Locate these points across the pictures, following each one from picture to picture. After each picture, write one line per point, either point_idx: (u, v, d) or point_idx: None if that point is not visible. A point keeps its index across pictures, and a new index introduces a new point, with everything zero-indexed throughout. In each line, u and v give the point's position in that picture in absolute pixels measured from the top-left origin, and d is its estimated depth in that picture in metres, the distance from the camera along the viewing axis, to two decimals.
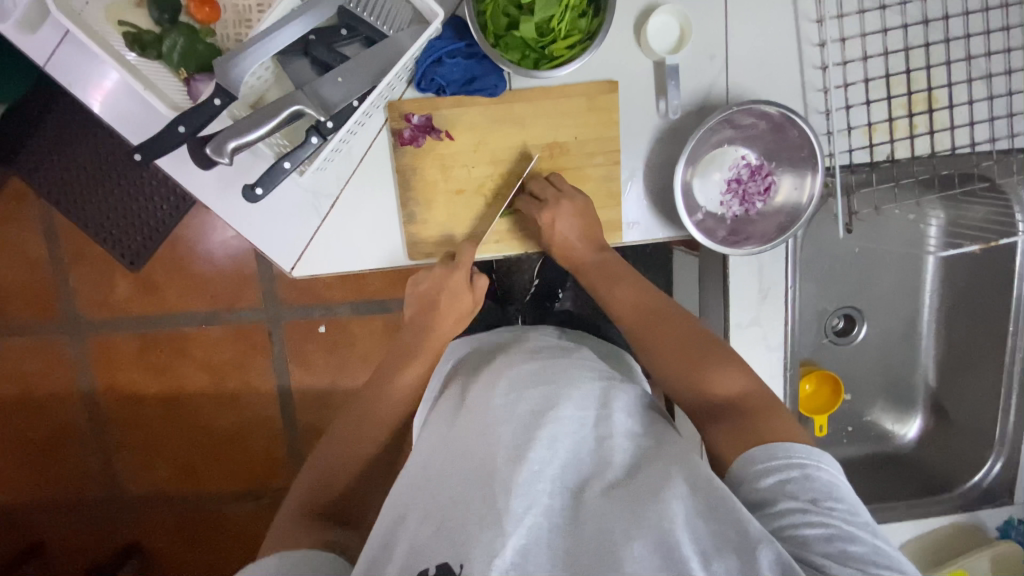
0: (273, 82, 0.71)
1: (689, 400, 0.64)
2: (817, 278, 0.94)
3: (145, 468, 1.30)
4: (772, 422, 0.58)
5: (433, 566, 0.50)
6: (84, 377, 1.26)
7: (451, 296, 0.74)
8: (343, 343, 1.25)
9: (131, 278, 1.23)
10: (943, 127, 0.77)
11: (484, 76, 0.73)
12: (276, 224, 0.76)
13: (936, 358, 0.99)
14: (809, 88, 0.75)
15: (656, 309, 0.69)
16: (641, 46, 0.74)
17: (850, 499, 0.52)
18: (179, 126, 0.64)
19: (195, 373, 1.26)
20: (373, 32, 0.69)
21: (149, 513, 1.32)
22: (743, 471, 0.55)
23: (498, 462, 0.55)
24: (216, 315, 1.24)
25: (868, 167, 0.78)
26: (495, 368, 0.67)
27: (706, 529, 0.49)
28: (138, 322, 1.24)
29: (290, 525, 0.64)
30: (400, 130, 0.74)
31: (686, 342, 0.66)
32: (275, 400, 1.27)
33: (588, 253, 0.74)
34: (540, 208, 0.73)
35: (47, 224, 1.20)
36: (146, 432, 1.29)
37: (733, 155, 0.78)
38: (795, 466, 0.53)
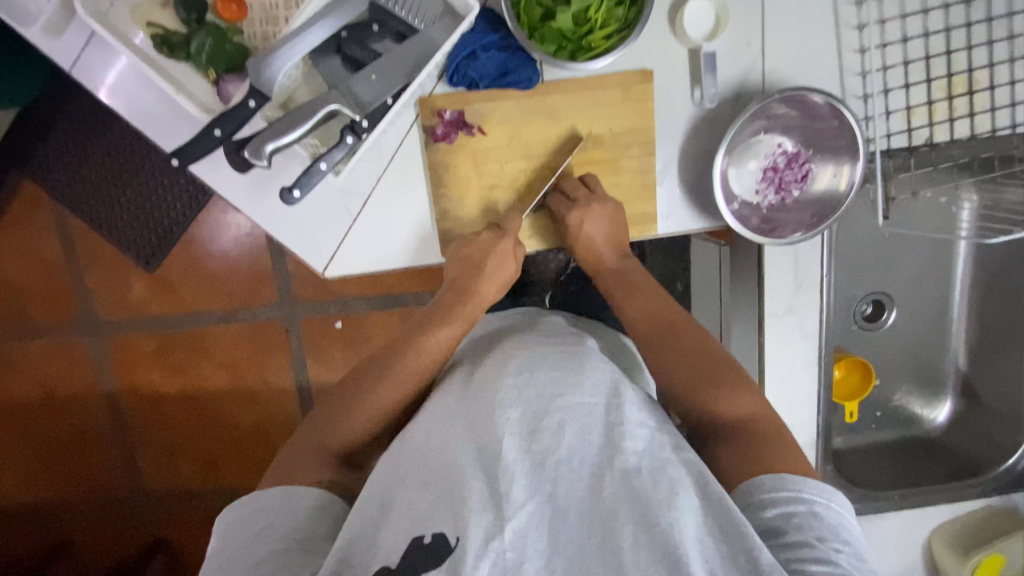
0: (302, 81, 0.68)
1: (698, 415, 0.67)
2: (847, 264, 0.93)
3: (167, 465, 1.31)
4: (774, 447, 0.61)
5: (428, 533, 0.52)
6: (105, 377, 1.26)
7: (497, 264, 0.73)
8: (361, 339, 1.25)
9: (147, 279, 1.21)
10: (984, 108, 0.76)
11: (518, 69, 0.71)
12: (308, 227, 0.75)
13: (967, 341, 0.98)
14: (847, 72, 0.74)
15: (669, 323, 0.72)
16: (677, 33, 0.72)
17: (852, 543, 0.54)
18: (214, 130, 0.65)
19: (215, 371, 1.26)
20: (405, 28, 0.68)
21: (173, 509, 1.33)
22: (750, 495, 0.57)
23: (504, 446, 0.55)
24: (233, 314, 1.23)
25: (906, 152, 0.76)
26: (505, 351, 0.66)
27: (714, 541, 0.52)
28: (155, 323, 1.24)
29: (295, 459, 0.65)
30: (432, 126, 0.73)
31: (697, 357, 0.69)
32: (296, 396, 1.27)
33: (610, 257, 0.77)
34: (570, 207, 0.73)
35: (61, 227, 1.19)
36: (168, 431, 1.29)
37: (770, 143, 0.77)
38: (803, 500, 0.55)
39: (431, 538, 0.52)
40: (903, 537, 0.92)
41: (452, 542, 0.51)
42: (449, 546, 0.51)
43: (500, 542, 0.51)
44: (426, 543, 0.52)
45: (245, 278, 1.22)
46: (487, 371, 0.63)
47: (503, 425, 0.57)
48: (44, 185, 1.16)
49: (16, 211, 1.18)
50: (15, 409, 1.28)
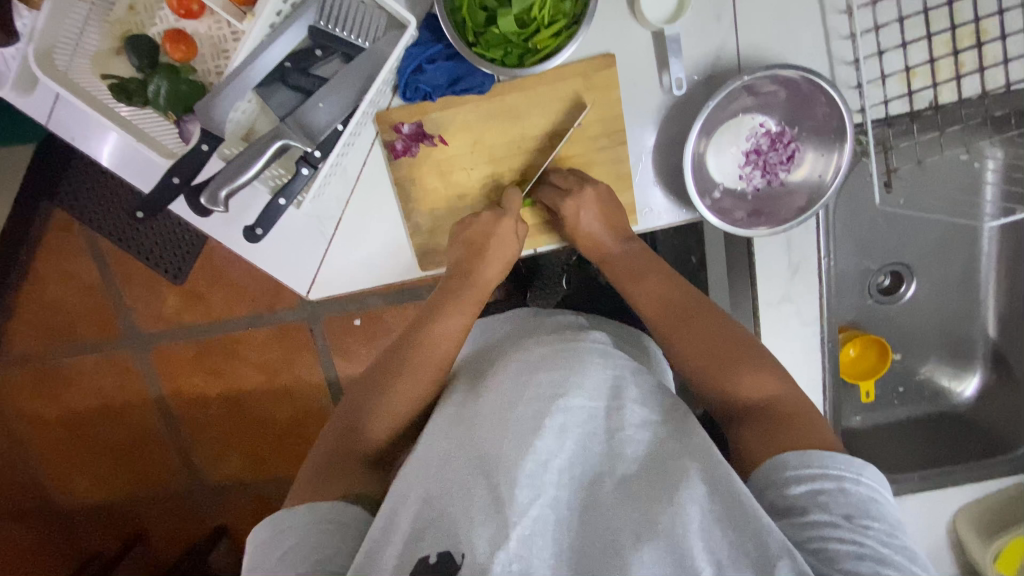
0: (259, 113, 0.69)
1: (716, 401, 0.60)
2: (857, 236, 0.85)
3: (219, 459, 1.33)
4: (803, 429, 0.53)
5: (434, 554, 0.48)
6: (153, 384, 1.28)
7: (487, 258, 0.70)
8: (381, 333, 1.22)
9: (178, 292, 1.22)
10: (996, 61, 0.68)
11: (469, 75, 0.69)
12: (286, 254, 0.76)
13: (1000, 308, 0.90)
14: (833, 36, 0.67)
15: (684, 305, 0.64)
16: (637, 18, 0.68)
17: (889, 519, 0.47)
18: (173, 178, 0.67)
19: (249, 372, 1.26)
20: (349, 48, 0.66)
21: (230, 501, 1.36)
22: (767, 478, 0.51)
23: (505, 448, 0.52)
24: (259, 318, 1.23)
25: (908, 117, 0.69)
26: (504, 359, 0.63)
27: (722, 530, 0.46)
28: (191, 331, 1.24)
29: (311, 476, 0.58)
30: (392, 142, 0.71)
31: (718, 339, 0.61)
32: (326, 391, 1.26)
33: (614, 244, 0.71)
34: (563, 198, 0.70)
35: (93, 247, 1.20)
36: (216, 429, 1.31)
37: (750, 124, 0.71)
38: (830, 477, 0.48)
39: (437, 558, 0.48)
40: (927, 514, 0.88)
41: (459, 561, 0.47)
42: (456, 563, 0.47)
43: (507, 553, 0.46)
44: (432, 563, 0.47)
45: (268, 282, 1.22)
46: (492, 376, 0.61)
47: (507, 428, 0.53)
48: (74, 212, 1.17)
49: (50, 239, 1.19)
50: (77, 418, 1.33)
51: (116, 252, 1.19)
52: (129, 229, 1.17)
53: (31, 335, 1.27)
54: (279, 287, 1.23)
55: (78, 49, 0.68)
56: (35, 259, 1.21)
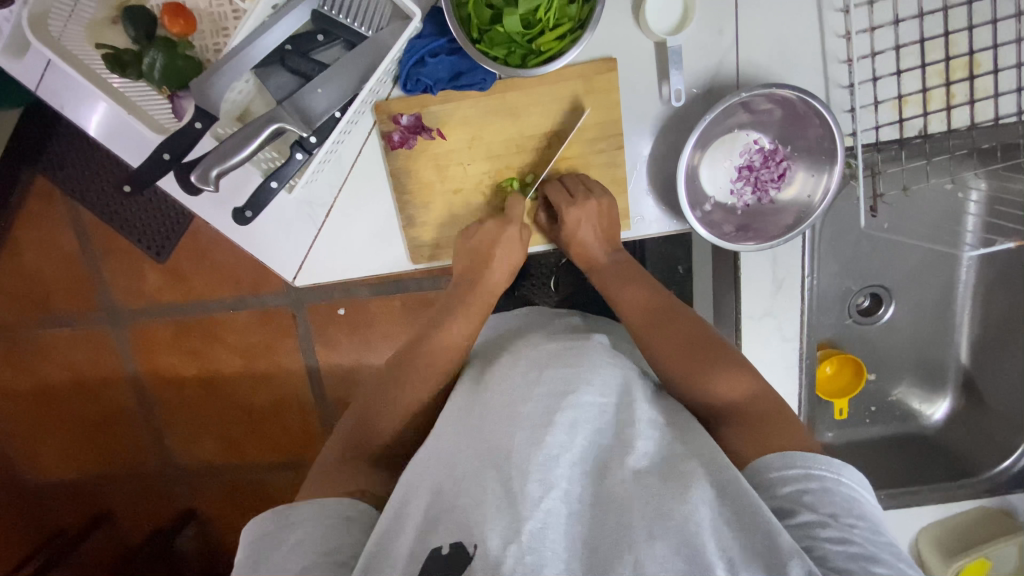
0: (255, 94, 0.68)
1: (693, 402, 0.61)
2: (841, 257, 0.86)
3: (193, 442, 1.31)
4: (780, 430, 0.54)
5: (447, 544, 0.48)
6: (129, 362, 1.26)
7: (505, 250, 0.70)
8: (364, 324, 1.21)
9: (160, 270, 1.20)
10: (985, 95, 0.69)
11: (471, 70, 0.68)
12: (277, 237, 0.75)
13: (972, 336, 0.92)
14: (831, 59, 0.68)
15: (670, 310, 0.65)
16: (641, 26, 0.68)
17: (873, 518, 0.48)
18: (163, 154, 0.66)
19: (229, 356, 1.25)
20: (352, 35, 0.66)
21: (202, 484, 1.34)
22: (758, 477, 0.52)
23: (516, 445, 0.52)
24: (242, 301, 1.21)
25: (897, 144, 0.71)
26: (513, 354, 0.63)
27: (731, 530, 0.46)
28: (172, 310, 1.22)
29: (323, 472, 0.60)
30: (389, 132, 0.71)
31: (692, 340, 0.62)
32: (307, 379, 1.25)
33: (603, 254, 0.72)
34: (569, 203, 0.69)
35: (75, 219, 1.17)
36: (190, 412, 1.29)
37: (745, 140, 0.73)
38: (814, 477, 0.49)
39: (450, 549, 0.48)
40: (893, 532, 0.91)
41: (471, 552, 0.47)
42: (468, 554, 0.47)
43: (518, 546, 0.46)
44: (444, 554, 0.48)
45: (253, 266, 1.20)
46: (496, 371, 0.62)
47: (515, 424, 0.54)
48: (56, 181, 1.14)
49: (31, 208, 1.16)
50: (49, 391, 1.30)
51: (99, 227, 1.17)
52: (114, 203, 1.14)
53: (5, 304, 1.23)
54: (263, 272, 1.22)
55: (73, 16, 0.66)
56: (15, 228, 1.18)
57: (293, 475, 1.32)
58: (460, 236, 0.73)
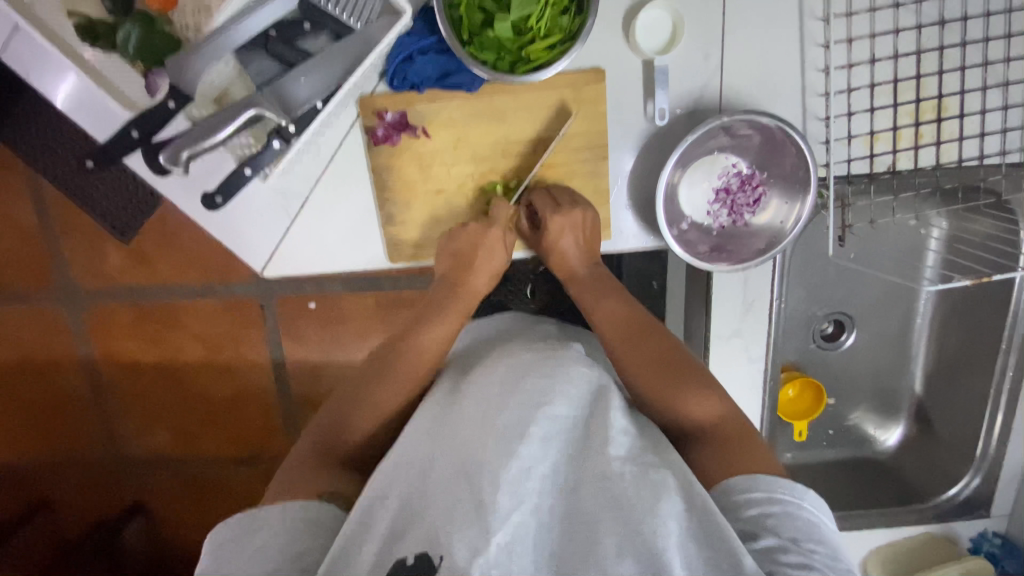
0: (236, 79, 0.64)
1: (665, 421, 0.62)
2: (809, 283, 0.89)
3: (146, 432, 1.26)
4: (749, 450, 0.56)
5: (411, 555, 0.48)
6: (83, 344, 1.21)
7: (486, 255, 0.71)
8: (336, 320, 1.18)
9: (124, 251, 1.15)
10: (952, 137, 0.71)
11: (460, 71, 0.67)
12: (248, 227, 0.74)
13: (926, 367, 0.95)
14: (809, 92, 0.70)
15: (645, 326, 0.66)
16: (630, 43, 0.68)
17: (831, 544, 0.49)
18: (132, 131, 0.63)
19: (190, 344, 1.20)
20: (340, 27, 0.64)
21: (150, 476, 1.29)
22: (725, 498, 0.52)
23: (488, 455, 0.51)
24: (209, 289, 1.17)
25: (866, 178, 0.73)
26: (492, 359, 0.64)
27: (697, 546, 0.47)
28: (132, 293, 1.16)
29: (290, 474, 0.60)
30: (372, 127, 0.70)
31: (667, 358, 0.63)
32: (270, 372, 1.22)
33: (582, 265, 0.72)
34: (554, 210, 0.69)
35: (35, 192, 1.12)
36: (145, 400, 1.24)
37: (723, 163, 0.74)
38: (777, 501, 0.50)
39: (415, 559, 0.47)
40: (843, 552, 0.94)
41: (437, 563, 0.47)
42: (433, 564, 0.47)
43: (487, 560, 0.46)
44: (410, 564, 0.47)
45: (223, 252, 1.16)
46: (471, 380, 0.61)
47: (489, 435, 0.53)
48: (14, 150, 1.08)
49: None
50: None
51: (61, 200, 1.12)
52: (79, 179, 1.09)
53: None
54: (232, 260, 1.17)
55: None
56: None
57: (251, 469, 1.29)
58: (445, 239, 0.73)
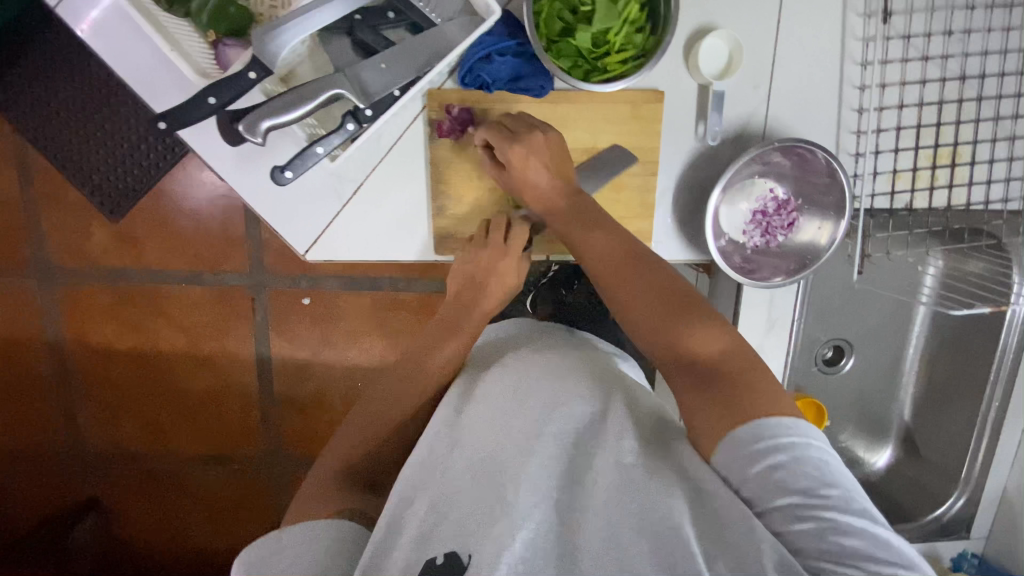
0: (306, 58, 0.67)
1: (660, 356, 0.58)
2: (819, 307, 0.92)
3: (111, 423, 1.19)
4: (758, 389, 0.52)
5: (441, 554, 0.49)
6: (51, 325, 1.14)
7: (497, 278, 0.71)
8: (327, 319, 1.13)
9: (110, 229, 1.08)
10: (963, 181, 0.78)
11: (531, 76, 0.68)
12: (297, 207, 0.74)
13: (915, 393, 1.02)
14: (843, 128, 0.76)
15: (647, 263, 0.62)
16: (689, 68, 0.73)
17: (839, 475, 0.47)
18: (208, 97, 0.62)
19: (171, 332, 1.14)
20: (422, 20, 0.66)
21: (111, 471, 1.22)
22: (727, 447, 0.49)
23: (508, 457, 0.54)
24: (198, 276, 1.11)
25: (886, 212, 0.80)
26: (498, 362, 0.66)
27: (706, 539, 0.46)
28: (116, 275, 1.11)
29: (311, 492, 0.60)
30: (439, 121, 0.71)
31: (666, 291, 0.60)
32: (253, 368, 1.16)
33: (564, 195, 0.67)
34: (512, 142, 0.66)
35: (21, 161, 1.06)
36: (115, 389, 1.18)
37: (762, 187, 0.78)
38: (778, 449, 0.47)
39: (445, 559, 0.49)
40: None
41: (465, 561, 0.49)
42: (461, 563, 0.48)
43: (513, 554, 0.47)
44: (439, 564, 0.49)
45: (222, 235, 1.09)
46: (487, 382, 0.63)
47: (500, 437, 0.56)
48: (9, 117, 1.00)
49: None
50: None
51: (66, 166, 1.02)
52: (92, 136, 1.00)
53: None
54: (229, 248, 1.11)
55: None
56: None
57: (222, 470, 1.22)
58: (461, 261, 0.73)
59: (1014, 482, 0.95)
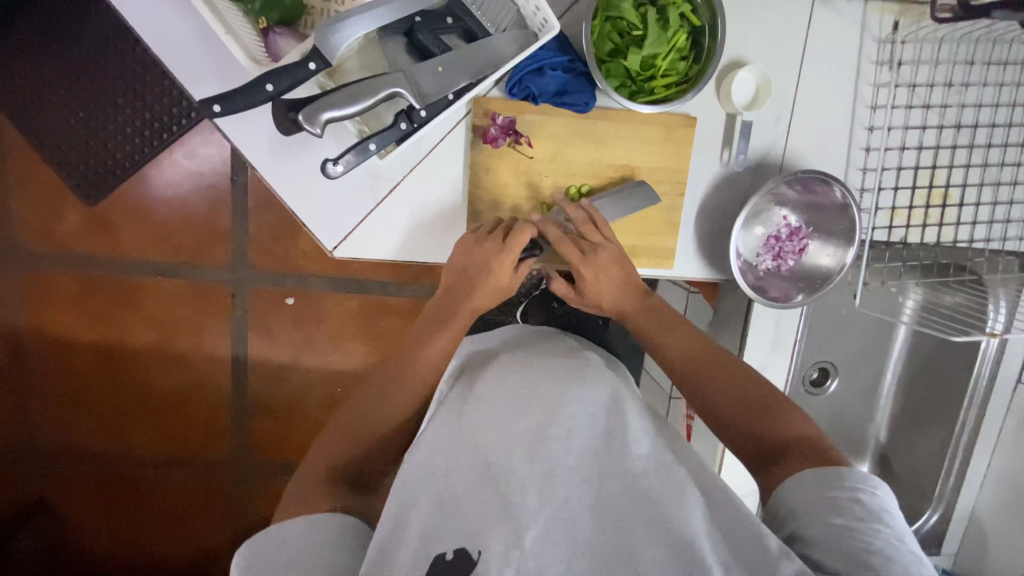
0: (357, 54, 0.66)
1: (750, 446, 0.61)
2: (819, 333, 0.96)
3: (65, 420, 1.11)
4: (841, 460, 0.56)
5: (451, 550, 0.48)
6: (12, 312, 1.06)
7: (489, 275, 0.69)
8: (312, 320, 1.10)
9: (84, 212, 1.03)
10: (951, 221, 0.86)
11: (576, 92, 0.72)
12: (329, 201, 0.73)
13: (892, 416, 1.10)
14: (851, 165, 0.82)
15: (717, 355, 0.68)
16: (721, 97, 0.77)
17: (900, 528, 0.49)
18: (266, 84, 0.61)
19: (142, 326, 1.08)
20: (477, 28, 0.67)
21: (60, 472, 1.14)
22: (797, 485, 0.54)
23: (517, 457, 0.54)
24: (175, 268, 1.06)
25: (884, 245, 0.86)
26: (500, 362, 0.65)
27: (721, 538, 0.49)
28: (87, 262, 1.05)
29: (299, 491, 0.58)
30: (484, 128, 0.72)
31: (748, 385, 0.65)
32: (228, 367, 1.11)
33: (636, 296, 0.73)
34: (580, 259, 0.71)
35: None
36: (73, 384, 1.10)
37: (777, 215, 0.83)
38: (844, 488, 0.51)
39: (454, 555, 0.48)
40: None
41: (475, 558, 0.48)
42: (472, 560, 0.48)
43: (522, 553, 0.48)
44: (449, 561, 0.48)
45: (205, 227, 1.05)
46: (489, 378, 0.62)
47: (511, 438, 0.55)
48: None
49: None
50: None
51: (72, 138, 0.97)
52: (102, 105, 0.96)
53: None
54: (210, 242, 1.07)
55: None
56: None
57: (183, 474, 1.15)
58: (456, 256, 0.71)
59: (982, 502, 1.03)
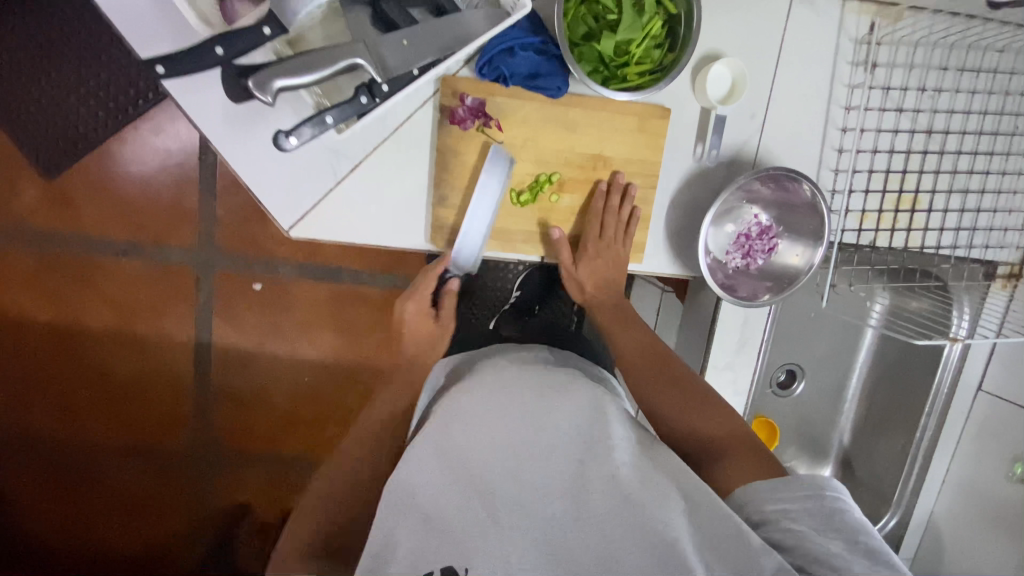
0: (319, 24, 0.63)
1: (682, 438, 0.66)
2: (785, 335, 0.96)
3: (16, 404, 1.06)
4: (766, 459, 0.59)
5: (438, 570, 0.49)
6: None
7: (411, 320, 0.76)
8: (279, 307, 1.06)
9: (41, 187, 0.97)
10: (920, 227, 0.86)
11: (550, 75, 0.69)
12: (287, 176, 0.70)
13: (855, 422, 1.09)
14: (823, 166, 0.82)
15: (665, 356, 0.73)
16: (696, 90, 0.76)
17: (856, 524, 0.50)
18: (217, 48, 0.59)
19: (99, 308, 1.03)
20: (447, 3, 0.64)
21: (6, 458, 1.08)
22: (750, 495, 0.55)
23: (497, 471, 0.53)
24: (138, 248, 1.01)
25: (852, 248, 0.86)
26: (477, 372, 0.62)
27: (710, 545, 0.47)
28: (39, 237, 0.99)
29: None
30: (451, 108, 0.69)
31: (680, 385, 0.69)
32: (189, 353, 1.07)
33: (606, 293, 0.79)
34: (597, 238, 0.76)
35: None
36: (21, 365, 1.04)
37: (748, 213, 0.83)
38: (798, 494, 0.52)
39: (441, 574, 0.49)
40: None
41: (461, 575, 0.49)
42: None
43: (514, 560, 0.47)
44: None
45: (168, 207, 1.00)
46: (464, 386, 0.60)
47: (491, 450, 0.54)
48: None
49: None
50: None
51: (31, 108, 0.92)
52: (64, 72, 0.91)
53: None
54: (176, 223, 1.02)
55: None
56: None
57: (140, 463, 1.10)
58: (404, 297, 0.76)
59: (941, 507, 1.05)
